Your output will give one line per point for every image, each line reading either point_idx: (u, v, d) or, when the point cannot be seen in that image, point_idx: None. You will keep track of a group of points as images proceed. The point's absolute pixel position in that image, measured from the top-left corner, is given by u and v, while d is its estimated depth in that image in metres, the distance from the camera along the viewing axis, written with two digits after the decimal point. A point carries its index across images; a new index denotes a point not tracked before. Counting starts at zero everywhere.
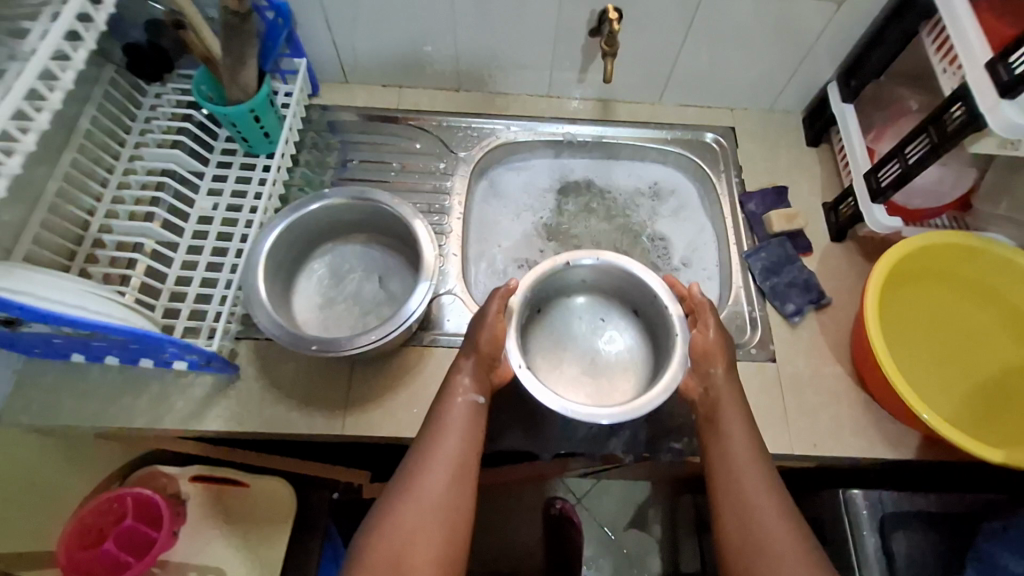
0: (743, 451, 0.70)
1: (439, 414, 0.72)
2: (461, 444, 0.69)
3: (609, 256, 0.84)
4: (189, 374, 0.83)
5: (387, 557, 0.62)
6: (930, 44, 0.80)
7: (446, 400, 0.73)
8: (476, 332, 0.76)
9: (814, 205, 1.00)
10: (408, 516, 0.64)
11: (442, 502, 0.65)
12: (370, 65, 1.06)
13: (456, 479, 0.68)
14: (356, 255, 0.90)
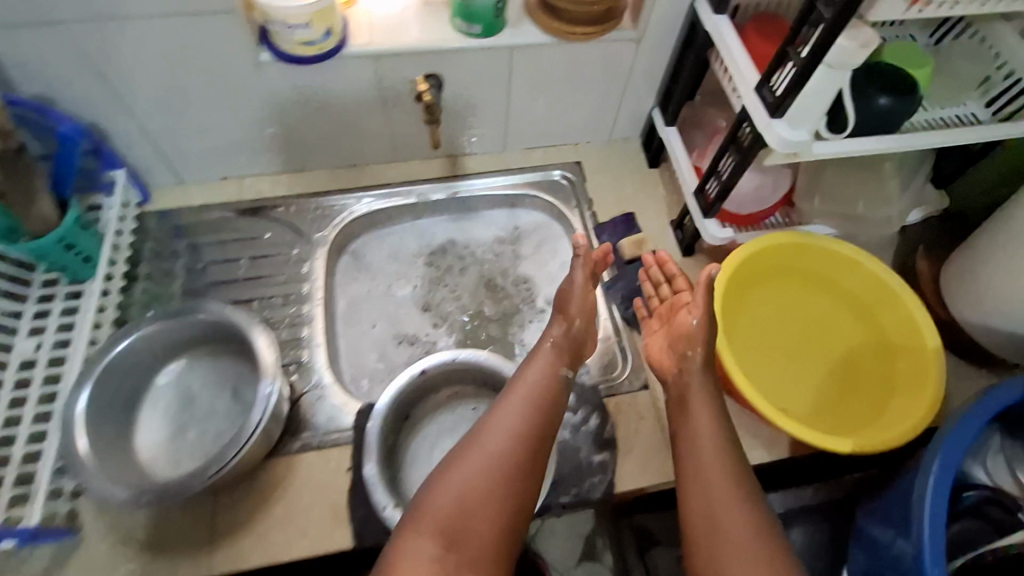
0: (707, 432, 0.71)
1: (520, 380, 0.74)
2: (530, 411, 0.71)
3: (463, 354, 0.80)
4: (24, 550, 0.76)
5: (449, 514, 0.62)
6: (720, 69, 0.87)
7: (524, 370, 0.76)
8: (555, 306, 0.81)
9: (663, 225, 1.06)
10: (474, 473, 0.64)
11: (509, 465, 0.66)
12: (200, 163, 1.01)
13: (522, 438, 0.68)
14: (201, 371, 0.87)
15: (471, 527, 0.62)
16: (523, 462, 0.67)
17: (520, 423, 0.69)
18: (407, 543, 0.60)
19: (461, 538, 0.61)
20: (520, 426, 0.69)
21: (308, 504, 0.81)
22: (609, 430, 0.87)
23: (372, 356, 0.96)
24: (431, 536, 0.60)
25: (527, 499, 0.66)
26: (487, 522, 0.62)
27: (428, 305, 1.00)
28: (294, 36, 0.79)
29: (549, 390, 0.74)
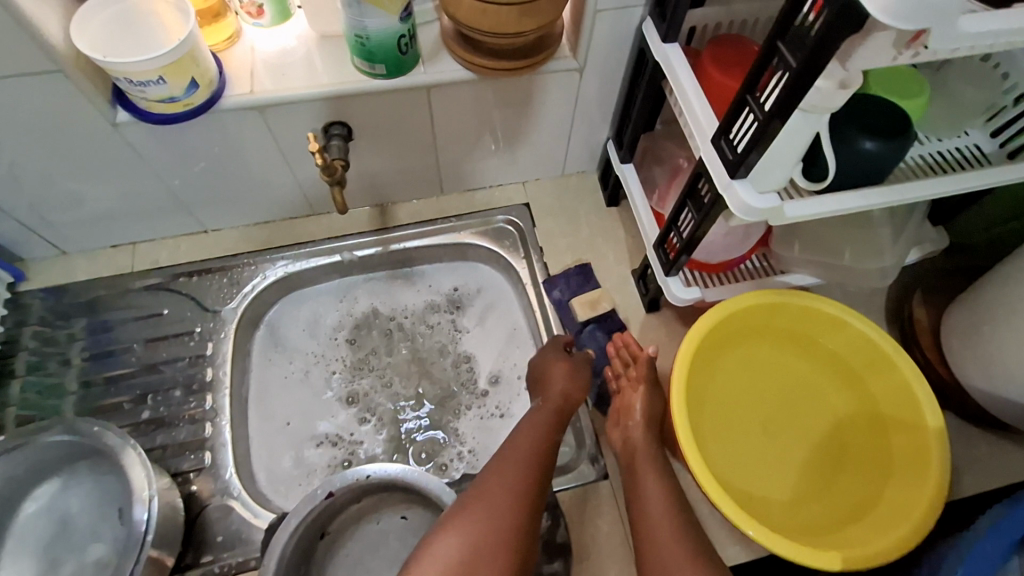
0: (657, 499, 0.66)
1: (518, 431, 0.68)
2: (535, 462, 0.64)
3: (378, 469, 0.68)
4: None
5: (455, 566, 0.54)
6: (675, 105, 0.74)
7: (521, 424, 0.70)
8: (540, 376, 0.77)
9: (623, 276, 0.92)
10: (480, 526, 0.57)
11: (518, 517, 0.58)
12: (82, 232, 0.87)
13: (530, 488, 0.62)
14: (82, 491, 0.72)
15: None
16: (526, 517, 0.59)
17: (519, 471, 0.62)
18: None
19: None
20: (526, 476, 0.62)
21: None
22: (562, 534, 0.73)
23: (292, 450, 0.83)
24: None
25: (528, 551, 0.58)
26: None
27: (352, 396, 0.87)
28: (148, 93, 0.66)
29: (549, 441, 0.68)
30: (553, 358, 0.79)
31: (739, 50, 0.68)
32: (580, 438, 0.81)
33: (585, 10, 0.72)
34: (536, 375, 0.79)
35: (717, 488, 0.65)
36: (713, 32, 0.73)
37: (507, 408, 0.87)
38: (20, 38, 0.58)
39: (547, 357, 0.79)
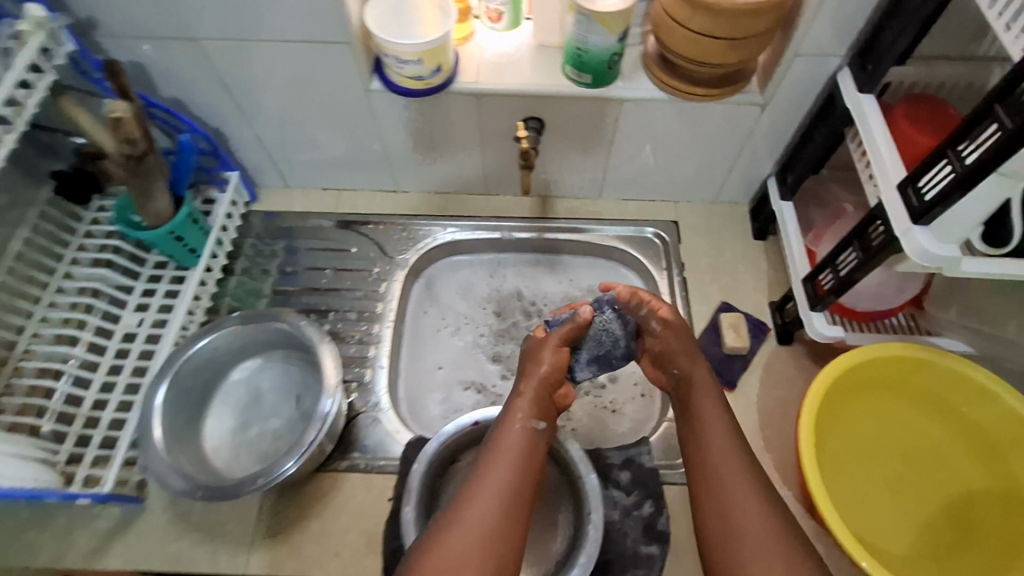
0: (717, 427, 0.66)
1: (496, 439, 0.67)
2: (516, 470, 0.63)
3: None
4: (95, 507, 0.81)
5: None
6: (854, 149, 0.78)
7: (506, 425, 0.68)
8: (529, 361, 0.75)
9: (760, 304, 0.96)
10: (456, 552, 0.57)
11: (497, 541, 0.58)
12: (306, 173, 1.07)
13: (512, 502, 0.61)
14: (274, 372, 0.88)
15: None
16: (508, 531, 0.59)
17: (493, 491, 0.61)
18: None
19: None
20: (509, 488, 0.62)
21: (346, 524, 0.80)
22: (663, 522, 0.78)
23: (432, 391, 0.95)
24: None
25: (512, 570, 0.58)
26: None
27: (497, 355, 0.98)
28: (404, 70, 0.81)
29: (535, 445, 0.66)
30: (550, 353, 0.74)
31: (933, 108, 0.71)
32: None
33: (785, 52, 0.78)
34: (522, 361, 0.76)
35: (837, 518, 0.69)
36: (907, 88, 0.77)
37: (619, 403, 0.91)
38: (330, 11, 0.76)
39: (546, 355, 0.73)
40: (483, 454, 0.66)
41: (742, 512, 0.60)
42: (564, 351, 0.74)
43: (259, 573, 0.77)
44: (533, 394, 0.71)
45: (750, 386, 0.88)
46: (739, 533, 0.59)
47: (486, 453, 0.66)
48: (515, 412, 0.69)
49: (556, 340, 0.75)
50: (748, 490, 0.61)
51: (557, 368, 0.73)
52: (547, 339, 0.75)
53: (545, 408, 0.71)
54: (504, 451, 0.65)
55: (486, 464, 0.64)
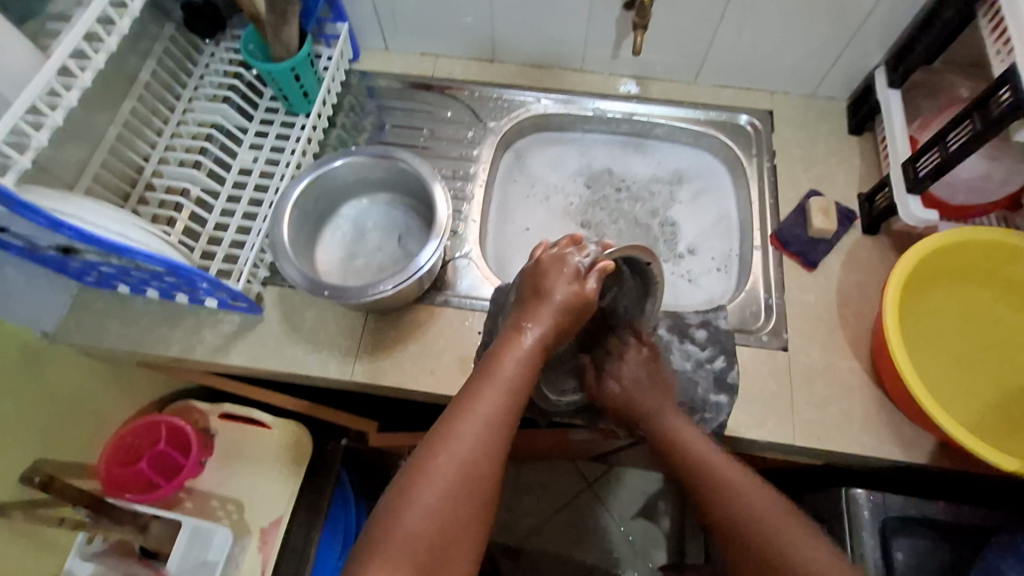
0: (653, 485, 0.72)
1: (493, 365, 0.68)
2: (505, 398, 0.66)
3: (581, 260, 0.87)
4: (219, 312, 0.91)
5: (426, 540, 0.58)
6: (986, 28, 0.76)
7: (499, 358, 0.69)
8: (538, 278, 0.73)
9: (848, 195, 0.97)
10: (442, 483, 0.60)
11: (482, 471, 0.62)
12: (409, 35, 1.09)
13: (494, 442, 0.64)
14: (379, 213, 0.95)
15: (447, 555, 0.58)
16: (491, 464, 0.63)
17: (477, 428, 0.64)
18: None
19: (444, 564, 0.58)
20: (493, 417, 0.65)
21: (442, 348, 0.88)
22: (734, 375, 0.83)
23: (521, 253, 1.04)
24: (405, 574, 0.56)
25: (490, 502, 0.63)
26: (467, 527, 0.60)
27: (586, 223, 1.06)
28: None
29: (527, 375, 0.69)
30: (559, 289, 0.71)
31: None
32: (770, 312, 0.90)
33: None
34: (537, 281, 0.73)
35: (904, 357, 0.75)
36: None
37: (695, 275, 1.01)
38: None
39: (556, 289, 0.71)
40: (474, 379, 0.68)
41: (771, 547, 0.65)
42: (579, 292, 0.71)
43: (363, 379, 0.86)
44: (538, 332, 0.70)
45: (828, 270, 0.92)
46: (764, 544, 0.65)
47: (473, 384, 0.67)
48: (510, 345, 0.70)
49: (573, 276, 0.72)
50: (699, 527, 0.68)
51: (566, 302, 0.71)
52: (563, 279, 0.71)
53: (543, 351, 0.71)
54: (493, 385, 0.66)
55: (473, 398, 0.66)
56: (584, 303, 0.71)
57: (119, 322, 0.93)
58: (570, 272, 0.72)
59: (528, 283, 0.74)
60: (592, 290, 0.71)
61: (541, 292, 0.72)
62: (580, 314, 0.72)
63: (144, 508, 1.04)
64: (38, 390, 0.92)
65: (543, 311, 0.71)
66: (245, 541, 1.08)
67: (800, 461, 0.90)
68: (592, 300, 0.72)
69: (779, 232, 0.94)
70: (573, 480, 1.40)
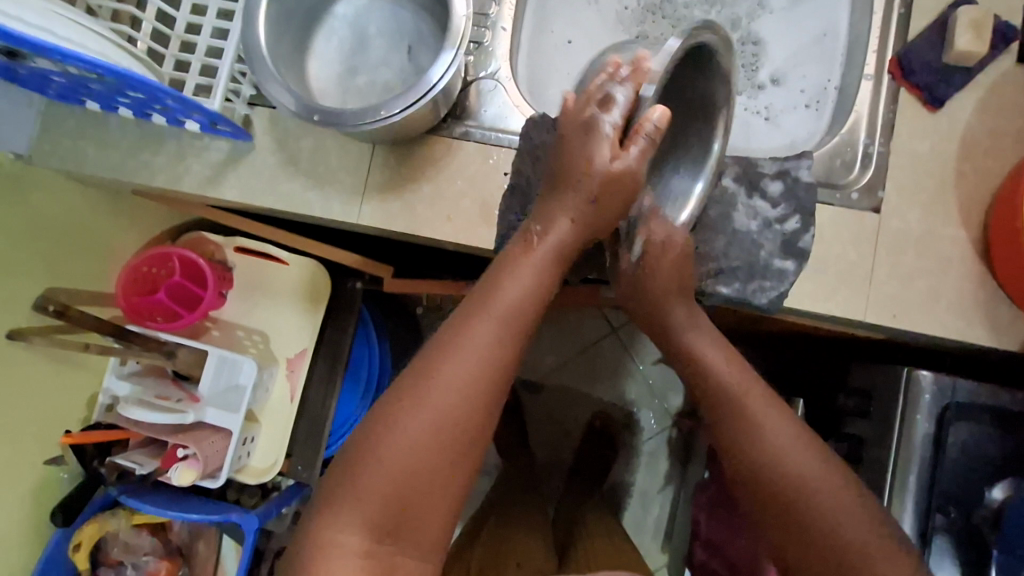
0: (737, 376, 0.62)
1: (487, 286, 0.56)
2: (501, 333, 0.54)
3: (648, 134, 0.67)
4: (205, 137, 0.79)
5: (384, 497, 0.50)
6: None
7: (501, 275, 0.56)
8: (566, 152, 0.59)
9: (1013, 6, 0.71)
10: (417, 430, 0.51)
11: (461, 423, 0.51)
12: None
13: (484, 388, 0.53)
14: (384, 15, 0.76)
15: (413, 514, 0.51)
16: (474, 418, 0.52)
17: (460, 373, 0.52)
18: (331, 531, 0.50)
19: (407, 523, 0.51)
20: (482, 356, 0.53)
21: (459, 191, 0.75)
22: (806, 240, 0.70)
23: (560, 73, 0.85)
24: (358, 530, 0.50)
25: (466, 461, 0.52)
26: (436, 486, 0.51)
27: (642, 35, 0.85)
28: None
29: (530, 305, 0.56)
30: (586, 167, 0.58)
31: None
32: (867, 163, 0.72)
33: None
34: (557, 164, 0.60)
35: None
36: None
37: (775, 111, 0.82)
38: None
39: (580, 164, 0.58)
40: (468, 305, 0.55)
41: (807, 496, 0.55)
42: (612, 170, 0.57)
43: (371, 223, 0.76)
44: (549, 238, 0.59)
45: (957, 111, 0.71)
46: (782, 489, 0.56)
47: (464, 313, 0.55)
48: (515, 256, 0.58)
49: (606, 144, 0.58)
50: (774, 425, 0.58)
51: (599, 186, 0.57)
52: (592, 158, 0.57)
53: (552, 263, 0.58)
54: (487, 316, 0.54)
55: (462, 334, 0.53)
56: (623, 188, 0.58)
57: (96, 144, 0.81)
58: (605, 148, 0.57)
59: (551, 164, 0.61)
60: (630, 166, 0.57)
61: (564, 178, 0.59)
62: (614, 209, 0.60)
63: (170, 337, 1.00)
64: (31, 218, 0.85)
65: (564, 205, 0.59)
66: (273, 369, 1.08)
67: (857, 332, 0.81)
68: (634, 172, 0.57)
69: (905, 55, 0.72)
70: (598, 325, 1.34)
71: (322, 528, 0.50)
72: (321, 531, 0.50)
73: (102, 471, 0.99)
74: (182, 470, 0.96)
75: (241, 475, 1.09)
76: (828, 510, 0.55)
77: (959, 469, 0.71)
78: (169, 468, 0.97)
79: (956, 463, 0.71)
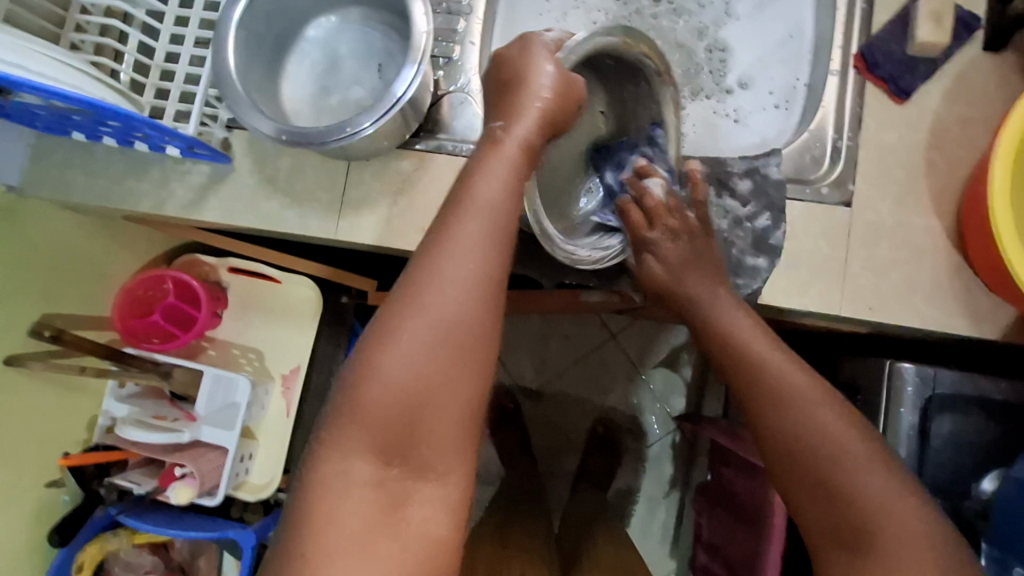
0: (768, 349, 0.60)
1: (468, 180, 0.54)
2: (484, 220, 0.51)
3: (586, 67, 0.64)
4: (187, 162, 0.81)
5: (390, 417, 0.48)
6: None
7: (476, 169, 0.54)
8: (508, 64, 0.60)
9: None
10: (409, 341, 0.48)
11: (457, 323, 0.49)
12: None
13: (472, 280, 0.50)
14: (353, 37, 0.79)
15: (421, 430, 0.48)
16: (473, 312, 0.49)
17: (452, 271, 0.50)
18: (339, 465, 0.48)
19: (419, 444, 0.48)
20: (469, 244, 0.50)
21: (434, 203, 0.76)
22: (778, 237, 0.70)
23: None
24: (366, 459, 0.48)
25: (470, 364, 0.49)
26: (444, 394, 0.48)
27: None
28: None
29: (509, 191, 0.53)
30: (538, 69, 0.59)
31: None
32: (836, 157, 0.72)
33: None
34: (513, 65, 0.60)
35: (1006, 218, 0.59)
36: None
37: (743, 114, 0.83)
38: None
39: (538, 72, 0.58)
40: (447, 204, 0.53)
41: (828, 458, 0.53)
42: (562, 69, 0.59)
43: (350, 238, 0.77)
44: (524, 129, 0.56)
45: (924, 102, 0.71)
46: (806, 452, 0.54)
47: (442, 212, 0.53)
48: (492, 150, 0.56)
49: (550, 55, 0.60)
50: (809, 398, 0.56)
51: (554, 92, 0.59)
52: (538, 58, 0.59)
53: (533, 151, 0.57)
54: (471, 212, 0.51)
55: (441, 231, 0.51)
56: (567, 83, 0.59)
57: (83, 173, 0.84)
58: (548, 54, 0.60)
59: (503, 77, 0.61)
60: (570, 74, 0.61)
61: (519, 78, 0.59)
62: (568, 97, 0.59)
63: (167, 358, 1.02)
64: (28, 247, 0.87)
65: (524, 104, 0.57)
66: (269, 386, 1.09)
67: (842, 327, 0.80)
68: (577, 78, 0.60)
69: (866, 50, 0.73)
70: (595, 332, 1.32)
71: (327, 464, 0.48)
72: (326, 464, 0.48)
73: (102, 491, 1.01)
74: (180, 488, 0.98)
75: (239, 492, 1.09)
76: (848, 471, 0.52)
77: (943, 458, 0.70)
78: (166, 487, 0.99)
79: (941, 452, 0.70)
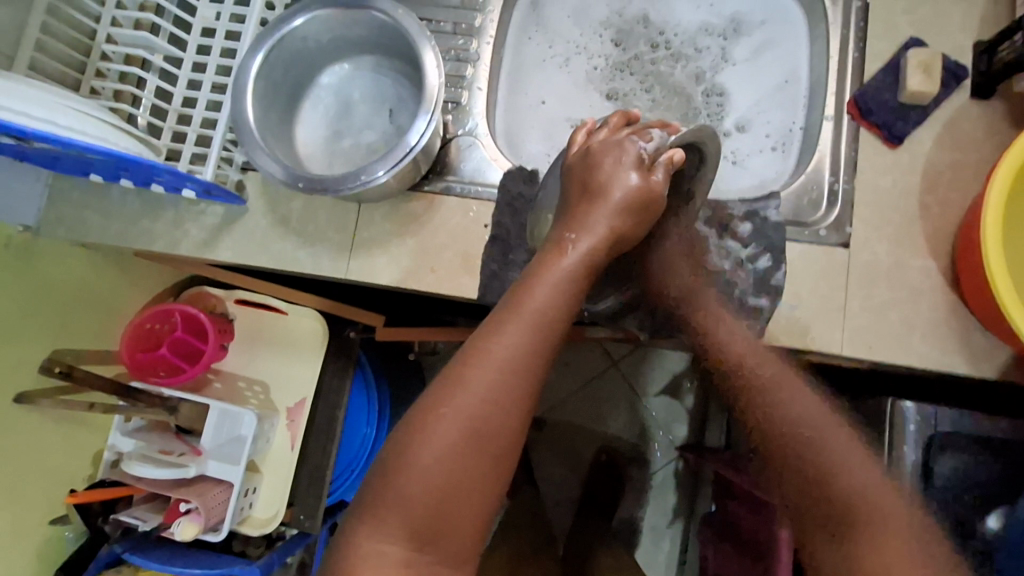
0: (808, 404, 0.62)
1: (525, 285, 0.59)
2: (534, 334, 0.56)
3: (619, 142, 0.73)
4: (201, 203, 0.83)
5: (425, 504, 0.51)
6: None
7: (533, 279, 0.59)
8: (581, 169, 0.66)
9: (960, 46, 0.76)
10: (448, 436, 0.52)
11: (497, 427, 0.53)
12: None
13: (514, 391, 0.54)
14: (364, 84, 0.82)
15: (446, 522, 0.51)
16: (512, 418, 0.53)
17: (499, 377, 0.54)
18: (372, 541, 0.50)
19: (442, 533, 0.51)
20: (518, 353, 0.55)
21: (443, 244, 0.78)
22: (779, 277, 0.72)
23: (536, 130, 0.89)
24: (397, 538, 0.50)
25: (500, 469, 0.53)
26: (472, 495, 0.52)
27: (613, 93, 0.89)
28: None
29: (559, 306, 0.58)
30: (615, 183, 0.64)
31: None
32: (833, 199, 0.75)
33: None
34: (592, 171, 0.66)
35: (999, 263, 0.61)
36: None
37: (741, 156, 0.85)
38: None
39: (612, 184, 0.64)
40: (502, 307, 0.58)
41: (867, 515, 0.56)
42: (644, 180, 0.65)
43: (360, 277, 0.79)
44: (583, 244, 0.62)
45: (917, 147, 0.74)
46: (853, 503, 0.56)
47: (499, 313, 0.57)
48: (549, 261, 0.61)
49: (635, 165, 0.65)
50: (850, 461, 0.58)
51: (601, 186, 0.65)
52: (624, 171, 0.65)
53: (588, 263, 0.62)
54: (522, 320, 0.56)
55: (492, 336, 0.55)
56: (643, 201, 0.65)
57: (98, 214, 0.86)
58: (632, 166, 0.65)
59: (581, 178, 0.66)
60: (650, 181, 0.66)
61: (593, 189, 0.65)
62: (638, 214, 0.65)
63: (174, 392, 1.02)
64: (42, 285, 0.88)
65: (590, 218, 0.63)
66: (274, 419, 1.09)
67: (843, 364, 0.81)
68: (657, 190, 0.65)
69: (860, 97, 0.75)
70: (597, 360, 1.33)
71: (360, 537, 0.51)
72: (358, 538, 0.51)
73: (106, 528, 1.00)
74: (186, 524, 0.96)
75: (243, 527, 1.08)
76: (887, 527, 0.55)
77: (948, 497, 0.70)
78: (171, 523, 0.97)
79: (945, 491, 0.71)
